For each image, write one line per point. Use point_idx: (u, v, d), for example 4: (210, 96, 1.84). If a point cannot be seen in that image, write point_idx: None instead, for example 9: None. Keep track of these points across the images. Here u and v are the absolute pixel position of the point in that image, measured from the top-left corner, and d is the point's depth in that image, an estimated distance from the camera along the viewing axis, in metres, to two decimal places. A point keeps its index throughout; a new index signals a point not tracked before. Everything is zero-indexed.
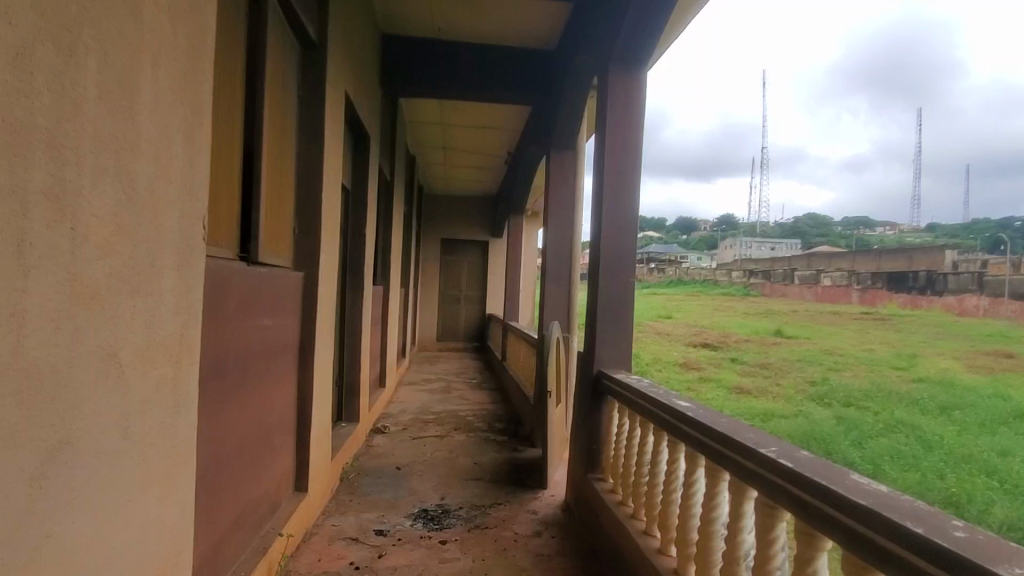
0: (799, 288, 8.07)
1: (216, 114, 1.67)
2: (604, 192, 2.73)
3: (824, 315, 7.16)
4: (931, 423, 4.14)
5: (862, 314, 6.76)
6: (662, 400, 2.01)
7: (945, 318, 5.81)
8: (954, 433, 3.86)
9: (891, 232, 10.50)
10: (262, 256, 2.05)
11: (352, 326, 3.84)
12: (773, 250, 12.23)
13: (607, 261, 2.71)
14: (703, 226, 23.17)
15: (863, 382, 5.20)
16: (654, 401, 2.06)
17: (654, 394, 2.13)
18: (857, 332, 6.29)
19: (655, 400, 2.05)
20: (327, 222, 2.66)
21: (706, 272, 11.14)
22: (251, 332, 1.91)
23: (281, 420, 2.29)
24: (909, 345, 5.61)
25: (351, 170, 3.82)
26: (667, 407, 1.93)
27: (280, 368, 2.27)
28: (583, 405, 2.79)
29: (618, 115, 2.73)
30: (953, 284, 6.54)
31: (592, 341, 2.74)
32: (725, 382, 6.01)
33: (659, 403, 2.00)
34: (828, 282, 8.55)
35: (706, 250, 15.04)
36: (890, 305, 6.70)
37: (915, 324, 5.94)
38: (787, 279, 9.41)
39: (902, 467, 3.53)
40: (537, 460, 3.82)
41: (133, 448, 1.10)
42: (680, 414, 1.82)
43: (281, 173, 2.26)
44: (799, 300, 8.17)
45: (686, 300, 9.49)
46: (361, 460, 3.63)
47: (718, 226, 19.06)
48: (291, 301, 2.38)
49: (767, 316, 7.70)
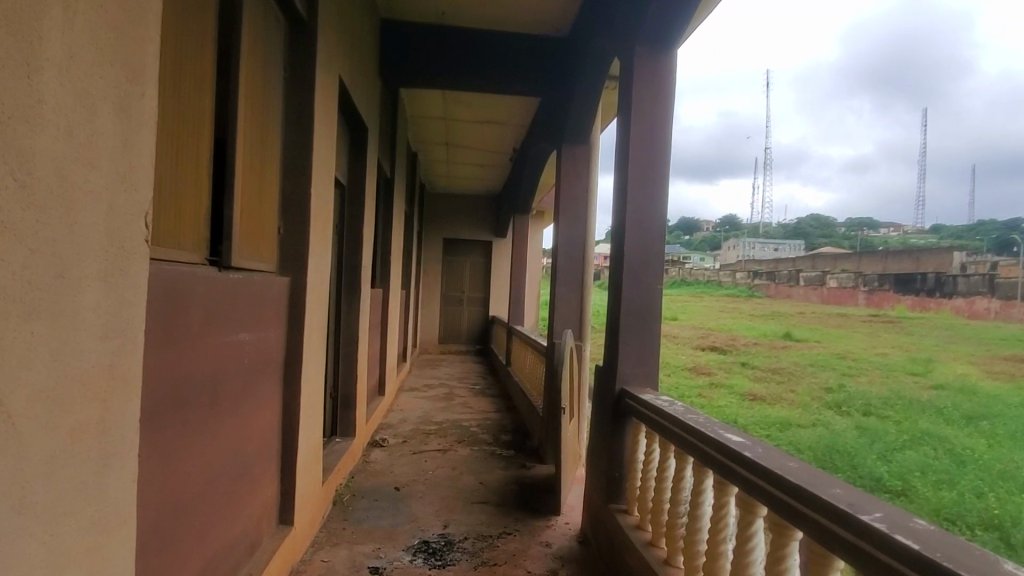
0: (805, 290, 7.75)
1: (172, 90, 1.39)
2: (629, 189, 2.43)
3: (830, 316, 6.67)
4: (958, 433, 3.74)
5: (869, 316, 6.14)
6: (705, 430, 1.72)
7: (960, 328, 5.00)
8: (986, 445, 3.47)
9: (891, 229, 9.86)
10: (238, 260, 1.76)
11: (348, 333, 3.54)
12: (778, 252, 11.89)
13: (632, 267, 2.42)
14: (705, 227, 22.88)
15: (877, 391, 4.72)
16: (694, 431, 1.76)
17: (694, 420, 1.84)
18: (866, 334, 5.73)
19: (698, 429, 1.75)
20: (317, 222, 2.38)
21: (709, 273, 10.60)
22: (223, 351, 1.63)
23: (263, 447, 2.01)
24: (923, 349, 5.05)
25: (347, 165, 3.53)
26: (715, 441, 1.63)
27: (262, 389, 1.98)
28: (604, 426, 2.49)
29: (645, 103, 2.43)
30: (970, 285, 5.54)
31: (614, 355, 2.45)
32: (736, 389, 5.66)
33: (703, 434, 1.71)
34: (832, 282, 7.91)
35: (710, 250, 14.70)
36: (899, 306, 6.12)
37: (928, 326, 5.30)
38: (791, 279, 8.78)
39: (936, 485, 3.16)
40: (547, 480, 3.52)
41: (34, 525, 0.83)
42: (733, 451, 1.52)
43: (264, 166, 1.99)
44: (802, 301, 7.70)
45: (690, 300, 9.08)
46: (357, 479, 3.34)
47: (722, 227, 18.68)
48: (276, 311, 2.10)
49: (773, 318, 7.23)
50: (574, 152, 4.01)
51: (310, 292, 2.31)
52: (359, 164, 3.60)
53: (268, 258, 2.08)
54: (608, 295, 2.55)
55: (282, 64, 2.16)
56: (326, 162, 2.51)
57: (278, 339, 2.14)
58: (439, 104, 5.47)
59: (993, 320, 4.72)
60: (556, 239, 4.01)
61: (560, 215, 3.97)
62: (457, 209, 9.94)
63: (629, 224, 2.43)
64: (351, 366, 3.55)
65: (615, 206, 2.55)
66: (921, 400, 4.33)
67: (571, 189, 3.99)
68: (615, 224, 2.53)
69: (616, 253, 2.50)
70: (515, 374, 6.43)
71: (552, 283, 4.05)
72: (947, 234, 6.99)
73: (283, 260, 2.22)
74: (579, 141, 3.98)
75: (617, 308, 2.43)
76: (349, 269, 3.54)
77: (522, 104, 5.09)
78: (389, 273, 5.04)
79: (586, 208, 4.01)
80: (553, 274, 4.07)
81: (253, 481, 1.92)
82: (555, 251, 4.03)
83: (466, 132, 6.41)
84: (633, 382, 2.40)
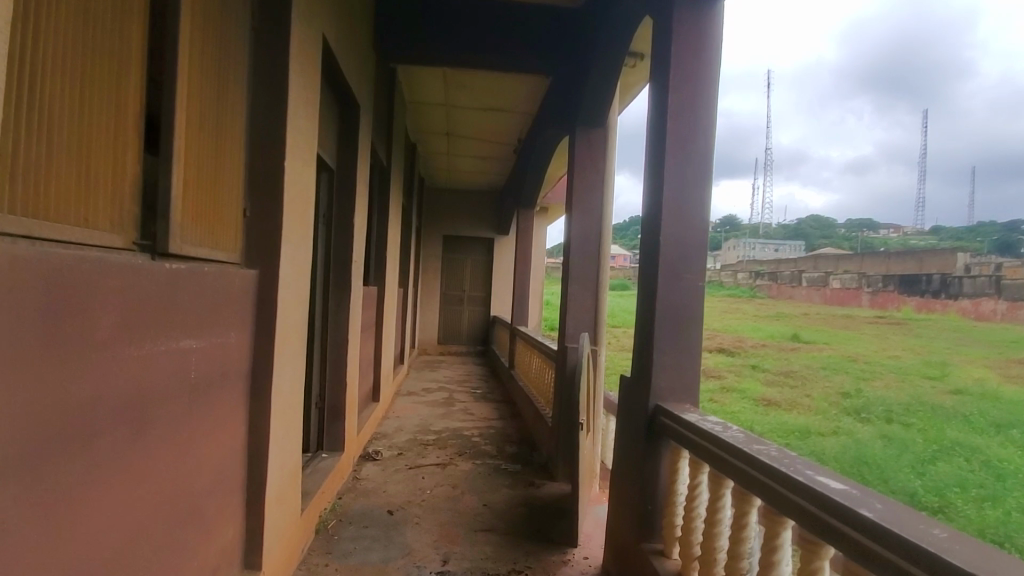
0: (806, 289, 6.22)
1: (69, 9, 1.02)
2: (666, 168, 2.05)
3: (838, 317, 5.19)
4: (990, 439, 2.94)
5: (876, 316, 4.74)
6: (787, 471, 1.32)
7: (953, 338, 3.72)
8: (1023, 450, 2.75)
9: (893, 231, 7.18)
10: (181, 245, 1.39)
11: (337, 335, 3.16)
12: None
13: (669, 259, 2.03)
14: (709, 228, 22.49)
15: (895, 401, 3.60)
16: (770, 470, 1.37)
17: (764, 455, 1.44)
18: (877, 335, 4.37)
19: (774, 467, 1.36)
20: (293, 205, 1.98)
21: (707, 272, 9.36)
22: (154, 363, 1.26)
23: (218, 479, 1.63)
24: (934, 351, 3.80)
25: (335, 146, 3.15)
26: (808, 487, 1.24)
27: (219, 408, 1.61)
28: (633, 449, 2.11)
29: (685, 66, 2.04)
30: (960, 287, 4.12)
31: (645, 364, 2.07)
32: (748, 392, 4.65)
33: (785, 475, 1.31)
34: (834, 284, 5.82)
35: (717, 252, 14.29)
36: (902, 308, 4.63)
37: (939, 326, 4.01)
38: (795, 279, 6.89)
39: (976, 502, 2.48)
40: (560, 501, 3.13)
41: None
42: (842, 507, 1.13)
43: (222, 130, 1.61)
44: (806, 304, 6.08)
45: None
46: (344, 501, 2.95)
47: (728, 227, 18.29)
48: (239, 313, 1.71)
49: (776, 318, 5.84)
50: (589, 135, 3.61)
51: (285, 290, 1.93)
52: (350, 146, 3.21)
53: (230, 246, 1.71)
54: (639, 294, 2.17)
55: (248, 7, 1.77)
56: (307, 136, 2.13)
57: (244, 346, 1.77)
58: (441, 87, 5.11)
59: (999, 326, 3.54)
60: (570, 233, 3.63)
61: (573, 205, 3.60)
62: (458, 204, 9.55)
63: (666, 209, 2.05)
64: (340, 372, 3.17)
65: (649, 189, 2.17)
66: (945, 407, 3.30)
67: (584, 178, 3.60)
68: (649, 209, 2.16)
69: (650, 244, 2.12)
70: (520, 378, 6.03)
71: (563, 282, 3.67)
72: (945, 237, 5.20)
73: (249, 248, 1.84)
74: (595, 123, 3.59)
75: (652, 308, 2.05)
76: (341, 264, 3.16)
77: (534, 85, 4.76)
78: (385, 269, 4.66)
79: (603, 199, 3.62)
80: (564, 270, 3.70)
81: (205, 525, 1.54)
82: (565, 246, 3.68)
83: (468, 120, 6.04)
84: (667, 397, 2.02)
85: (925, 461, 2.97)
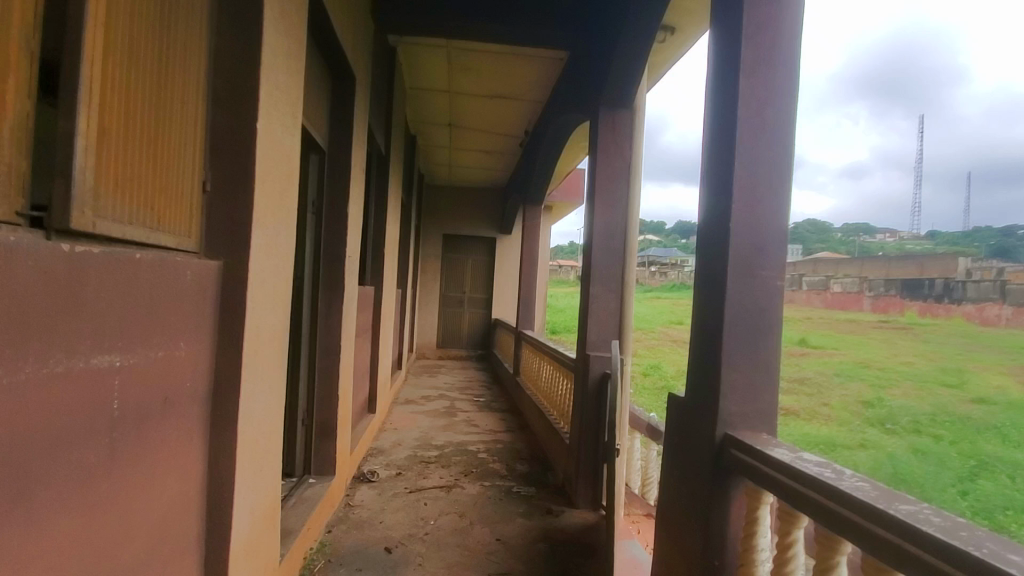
0: (805, 294, 4.27)
1: None
2: (739, 139, 1.63)
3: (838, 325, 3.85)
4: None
5: (877, 323, 3.66)
6: (975, 552, 0.89)
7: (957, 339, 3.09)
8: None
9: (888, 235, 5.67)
10: (95, 217, 0.99)
11: (328, 341, 2.74)
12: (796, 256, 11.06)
13: (741, 253, 1.62)
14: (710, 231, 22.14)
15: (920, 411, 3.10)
16: (940, 547, 0.94)
17: (923, 521, 1.01)
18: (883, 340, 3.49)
19: (954, 546, 0.92)
20: (268, 180, 1.57)
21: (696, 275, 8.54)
22: (41, 389, 0.85)
23: (160, 541, 1.21)
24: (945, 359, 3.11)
25: (327, 122, 2.74)
26: None
27: (161, 445, 1.20)
28: (692, 487, 1.70)
29: (763, 11, 1.64)
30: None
31: (709, 382, 1.66)
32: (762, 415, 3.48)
33: (974, 559, 0.88)
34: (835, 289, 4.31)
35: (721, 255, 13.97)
36: (906, 311, 3.50)
37: (944, 331, 3.17)
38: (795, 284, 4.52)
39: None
40: (585, 535, 2.71)
41: None
42: None
43: (164, 72, 1.21)
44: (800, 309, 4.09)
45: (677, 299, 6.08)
46: (334, 535, 2.54)
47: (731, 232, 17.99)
48: (191, 317, 1.30)
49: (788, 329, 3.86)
50: (614, 117, 3.20)
51: (257, 285, 1.52)
52: (345, 123, 2.79)
53: (179, 227, 1.30)
54: (700, 295, 1.76)
55: None
56: (289, 96, 1.72)
57: (199, 360, 1.35)
58: (445, 69, 4.72)
59: (1002, 335, 2.71)
60: (592, 227, 3.22)
61: (597, 196, 3.19)
62: (459, 202, 9.16)
63: (737, 189, 1.63)
64: (330, 383, 2.75)
65: (712, 168, 1.76)
66: (972, 417, 2.81)
67: (608, 164, 3.19)
68: (713, 191, 1.74)
69: (716, 234, 1.71)
70: (527, 385, 5.61)
71: (585, 283, 3.27)
72: (939, 242, 4.23)
73: (210, 233, 1.43)
74: (622, 103, 3.18)
75: (721, 313, 1.64)
76: (335, 258, 2.75)
77: (547, 67, 4.39)
78: (382, 266, 4.24)
79: (630, 189, 3.21)
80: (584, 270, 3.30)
81: None
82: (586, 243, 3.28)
83: (472, 109, 5.65)
84: (738, 424, 1.60)
85: (963, 478, 2.48)
